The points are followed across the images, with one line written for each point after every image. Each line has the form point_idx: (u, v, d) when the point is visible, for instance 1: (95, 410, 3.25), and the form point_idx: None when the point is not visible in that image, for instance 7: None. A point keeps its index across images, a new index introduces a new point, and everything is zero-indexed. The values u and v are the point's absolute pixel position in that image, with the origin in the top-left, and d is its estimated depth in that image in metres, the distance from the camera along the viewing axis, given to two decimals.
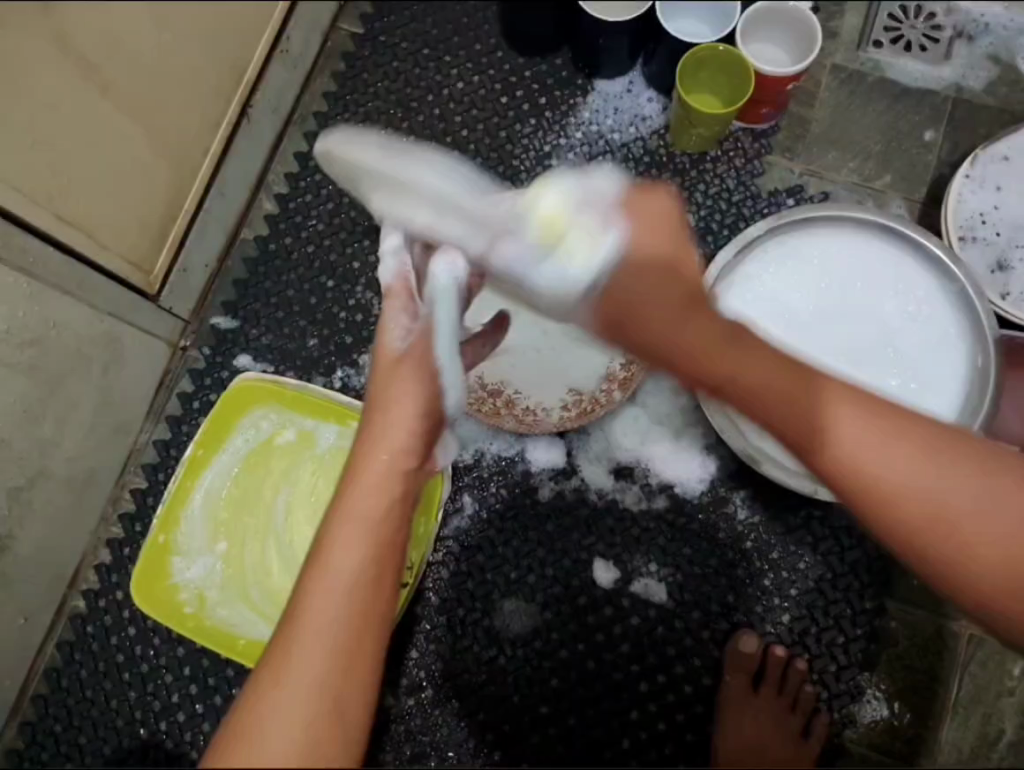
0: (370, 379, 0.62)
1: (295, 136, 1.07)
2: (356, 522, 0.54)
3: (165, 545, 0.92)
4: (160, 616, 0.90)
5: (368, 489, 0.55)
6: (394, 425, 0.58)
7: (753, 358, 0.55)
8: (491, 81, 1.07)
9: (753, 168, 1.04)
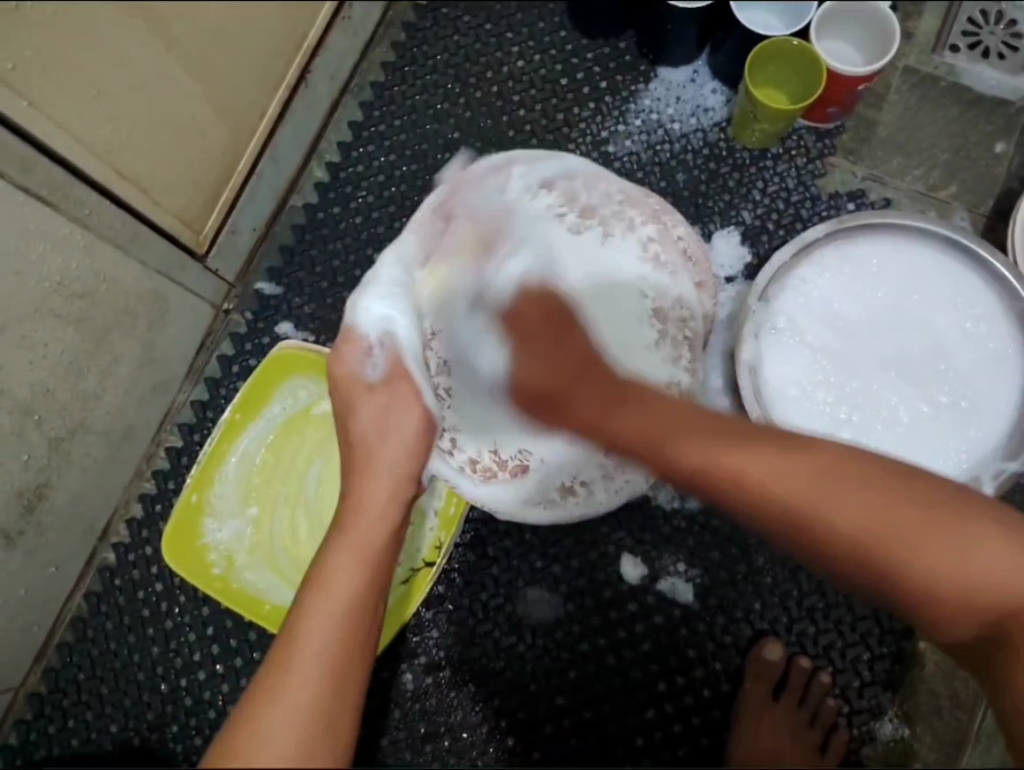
0: (350, 401, 0.75)
1: (350, 105, 1.05)
2: (358, 549, 0.63)
3: (198, 504, 0.93)
4: (190, 575, 0.90)
5: (365, 525, 0.65)
6: (385, 462, 0.71)
7: (635, 418, 0.67)
8: (552, 61, 1.05)
9: (816, 169, 1.02)
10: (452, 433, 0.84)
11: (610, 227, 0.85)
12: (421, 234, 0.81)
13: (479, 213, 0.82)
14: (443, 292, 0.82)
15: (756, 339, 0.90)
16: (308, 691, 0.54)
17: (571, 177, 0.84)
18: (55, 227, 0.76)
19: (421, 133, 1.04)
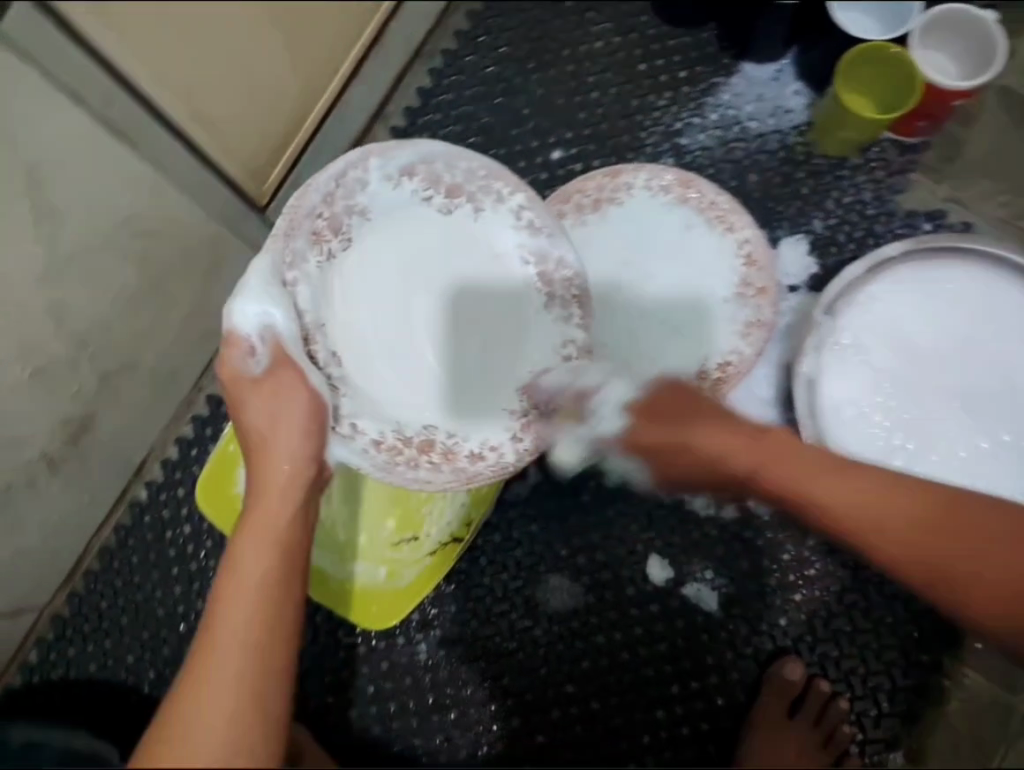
0: (237, 400, 0.70)
1: (423, 70, 1.04)
2: (265, 543, 0.61)
3: (235, 453, 0.93)
4: (219, 524, 0.93)
5: (267, 513, 0.64)
6: (286, 449, 0.68)
7: (775, 465, 0.71)
8: (632, 45, 1.03)
9: (894, 184, 0.98)
10: (351, 419, 0.78)
11: (478, 198, 0.82)
12: (283, 239, 0.75)
13: (348, 209, 0.78)
14: (321, 282, 0.78)
15: (817, 352, 0.88)
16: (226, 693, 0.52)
17: (430, 160, 0.80)
18: (128, 164, 0.76)
19: (492, 106, 1.03)
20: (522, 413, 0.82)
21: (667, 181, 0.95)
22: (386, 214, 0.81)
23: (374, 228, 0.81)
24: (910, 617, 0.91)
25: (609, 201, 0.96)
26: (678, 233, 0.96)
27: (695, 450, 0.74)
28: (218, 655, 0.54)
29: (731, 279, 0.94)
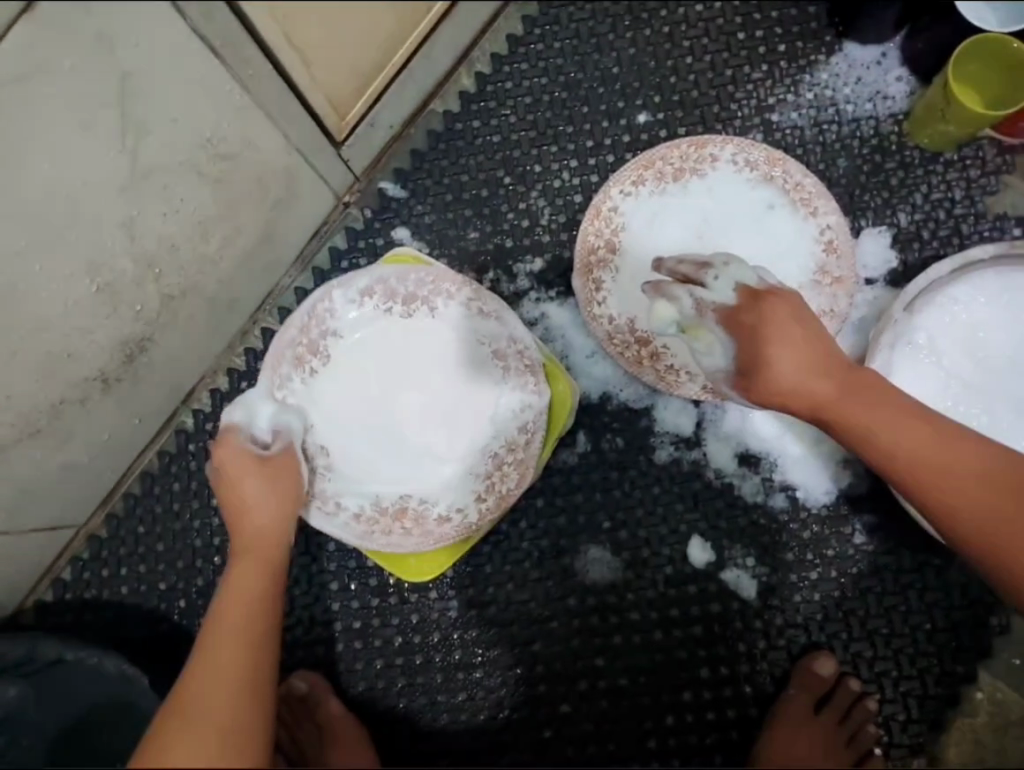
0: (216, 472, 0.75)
1: (514, 18, 1.01)
2: (248, 588, 0.69)
3: None
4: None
5: (254, 556, 0.73)
6: (264, 505, 0.76)
7: (859, 398, 0.70)
8: (733, 13, 0.99)
9: (987, 184, 0.95)
10: (336, 497, 0.90)
11: (433, 300, 0.92)
12: (271, 369, 0.89)
13: (322, 334, 0.91)
14: (307, 398, 0.91)
15: (892, 348, 0.86)
16: (227, 697, 0.57)
17: (386, 280, 0.91)
18: (219, 82, 0.71)
19: (580, 62, 1.00)
20: (484, 474, 0.91)
21: (754, 157, 0.93)
22: (354, 333, 0.92)
23: (348, 343, 0.92)
24: (949, 626, 0.90)
25: (693, 171, 0.94)
26: (756, 212, 0.93)
27: (788, 358, 0.69)
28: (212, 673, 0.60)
29: (805, 266, 0.91)
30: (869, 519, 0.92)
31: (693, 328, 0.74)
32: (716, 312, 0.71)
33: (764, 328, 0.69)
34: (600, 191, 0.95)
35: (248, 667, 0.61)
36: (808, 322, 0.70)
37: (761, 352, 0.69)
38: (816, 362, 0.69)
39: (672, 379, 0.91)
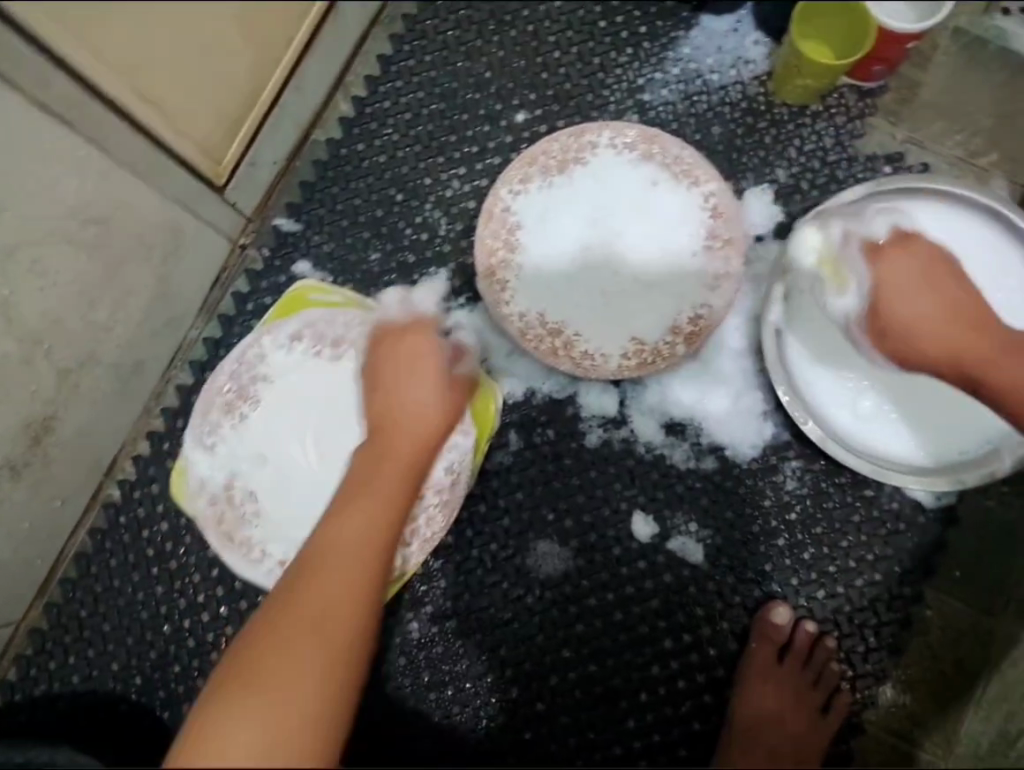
0: (382, 356, 0.79)
1: (380, 37, 1.01)
2: (373, 503, 0.71)
3: (183, 463, 0.92)
4: (185, 505, 0.92)
5: (390, 477, 0.73)
6: (412, 411, 0.76)
7: (979, 334, 0.80)
8: (592, 3, 1.01)
9: (854, 129, 0.98)
10: (262, 545, 0.90)
11: (361, 342, 0.93)
12: (201, 417, 0.93)
13: (252, 380, 0.93)
14: (236, 443, 0.92)
15: (785, 299, 0.90)
16: (338, 615, 0.62)
17: (314, 323, 0.93)
18: (71, 148, 0.74)
19: (451, 71, 1.01)
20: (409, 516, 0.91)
21: (631, 139, 0.96)
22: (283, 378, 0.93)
23: (281, 388, 0.93)
24: (890, 554, 0.94)
25: (576, 161, 0.96)
26: (649, 192, 0.95)
27: (919, 294, 0.80)
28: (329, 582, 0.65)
29: (695, 233, 0.94)
30: (798, 465, 0.95)
31: (831, 266, 0.83)
32: (858, 245, 0.82)
33: (905, 265, 0.80)
34: (491, 193, 0.97)
35: (355, 593, 0.64)
36: (937, 263, 0.82)
37: (894, 290, 0.79)
38: (946, 299, 0.80)
39: (590, 364, 0.93)
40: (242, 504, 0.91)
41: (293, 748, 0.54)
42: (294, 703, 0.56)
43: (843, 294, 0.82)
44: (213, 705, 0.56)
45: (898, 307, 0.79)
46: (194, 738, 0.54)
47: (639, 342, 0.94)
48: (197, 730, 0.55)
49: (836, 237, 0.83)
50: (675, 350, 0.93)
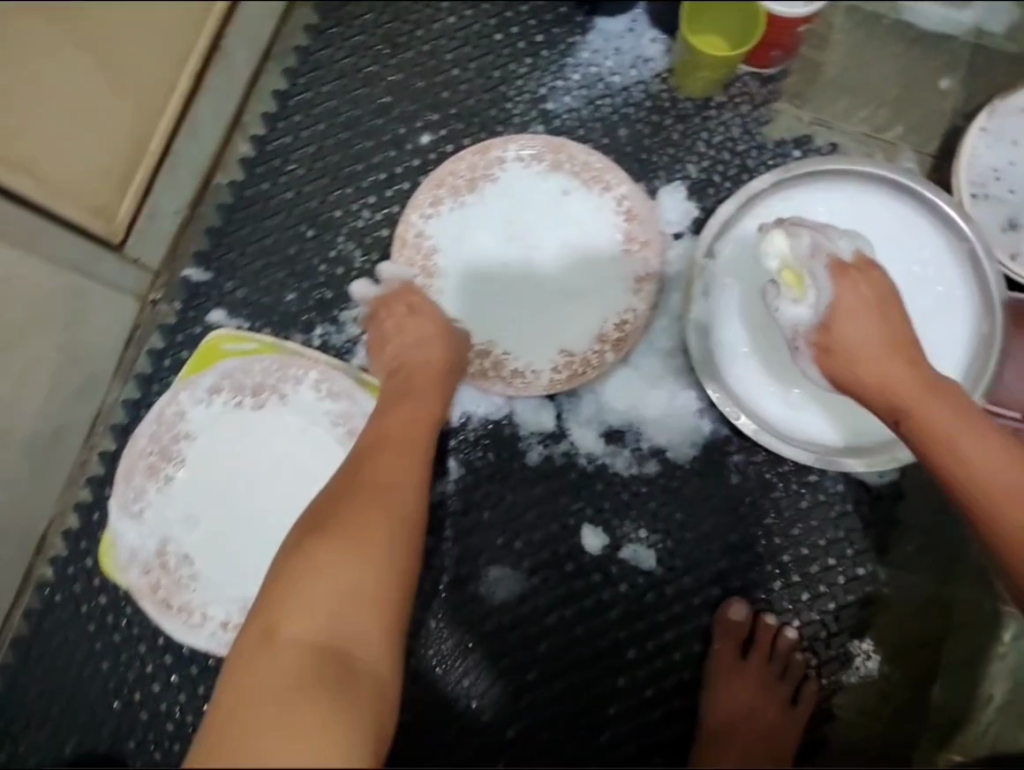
0: (387, 312, 0.84)
1: (273, 72, 0.99)
2: (413, 401, 0.75)
3: (110, 534, 0.92)
4: (117, 578, 0.92)
5: (429, 388, 0.78)
6: (431, 350, 0.81)
7: (934, 391, 0.69)
8: (485, 16, 0.99)
9: (760, 115, 0.97)
10: (202, 608, 0.91)
11: (282, 387, 0.93)
12: (125, 484, 0.92)
13: (174, 439, 0.92)
14: (165, 505, 0.92)
15: (705, 297, 0.89)
16: (400, 488, 0.66)
17: (231, 374, 0.93)
18: None
19: (350, 99, 0.98)
20: None
21: (538, 150, 0.94)
22: (206, 433, 0.92)
23: (206, 443, 0.92)
24: (841, 536, 0.93)
25: (485, 177, 0.94)
26: (558, 203, 0.94)
27: (867, 327, 0.71)
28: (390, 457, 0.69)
29: (608, 240, 0.93)
30: (740, 458, 0.94)
31: (793, 274, 0.75)
32: (829, 258, 0.73)
33: (862, 293, 0.72)
34: (403, 218, 0.95)
35: (412, 470, 0.69)
36: (896, 308, 0.73)
37: (842, 315, 0.71)
38: (894, 343, 0.70)
39: (521, 381, 0.93)
40: (178, 567, 0.91)
41: (373, 603, 0.59)
42: (372, 558, 0.60)
43: (799, 310, 0.74)
44: (297, 563, 0.60)
45: (860, 357, 0.70)
46: (284, 588, 0.58)
47: (569, 353, 0.93)
48: (285, 582, 0.59)
49: (810, 241, 0.74)
50: (604, 358, 0.92)
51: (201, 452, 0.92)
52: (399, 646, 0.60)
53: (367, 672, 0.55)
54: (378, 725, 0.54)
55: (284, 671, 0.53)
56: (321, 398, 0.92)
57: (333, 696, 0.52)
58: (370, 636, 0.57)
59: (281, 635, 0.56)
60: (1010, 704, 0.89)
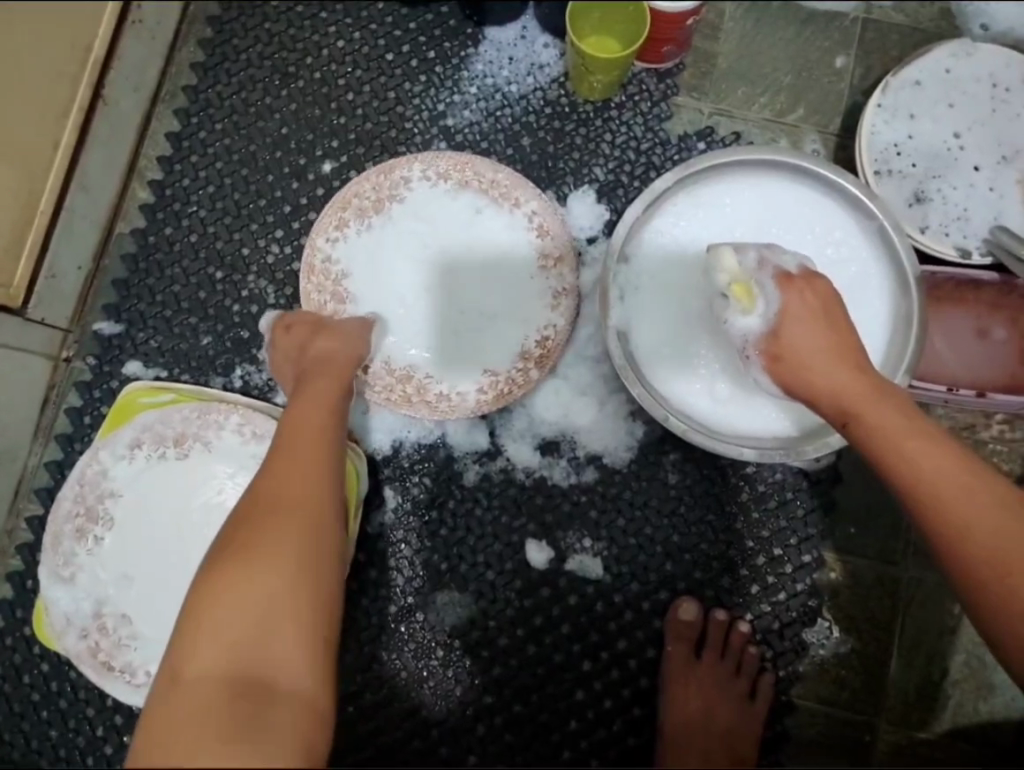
0: (292, 321, 0.82)
1: (165, 114, 0.98)
2: (316, 391, 0.73)
3: (40, 602, 0.88)
4: (56, 647, 0.87)
5: (332, 376, 0.76)
6: (333, 342, 0.80)
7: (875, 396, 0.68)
8: (374, 36, 0.98)
9: (661, 112, 0.97)
10: (145, 667, 0.87)
11: (205, 433, 0.89)
12: (52, 550, 0.88)
13: (99, 498, 0.89)
14: (96, 566, 0.88)
15: (622, 301, 0.89)
16: (305, 487, 0.63)
17: (151, 425, 0.89)
18: None
19: (246, 134, 0.97)
20: None
21: (443, 167, 0.93)
22: (131, 489, 0.89)
23: (132, 499, 0.89)
24: (785, 525, 0.93)
25: (392, 198, 0.93)
26: (472, 224, 0.93)
27: (805, 331, 0.71)
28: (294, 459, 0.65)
29: (519, 258, 0.92)
30: (676, 457, 0.94)
31: (742, 285, 0.75)
32: (775, 270, 0.73)
33: (809, 303, 0.72)
34: (309, 245, 0.93)
35: (317, 459, 0.66)
36: (839, 311, 0.72)
37: (786, 323, 0.71)
38: (830, 347, 0.70)
39: (446, 407, 0.91)
40: (116, 629, 0.87)
41: (288, 615, 0.55)
42: (281, 559, 0.57)
43: (747, 318, 0.74)
44: (204, 589, 0.56)
45: (807, 364, 0.70)
46: (193, 620, 0.55)
47: (493, 373, 0.92)
48: (194, 613, 0.55)
49: (760, 255, 0.75)
50: (528, 376, 0.91)
51: (129, 508, 0.89)
52: (327, 658, 0.56)
53: (286, 696, 0.52)
54: (308, 745, 0.50)
55: (197, 706, 0.50)
56: (246, 440, 0.89)
57: (248, 725, 0.48)
58: (288, 652, 0.54)
59: (191, 671, 0.52)
60: (965, 676, 0.91)
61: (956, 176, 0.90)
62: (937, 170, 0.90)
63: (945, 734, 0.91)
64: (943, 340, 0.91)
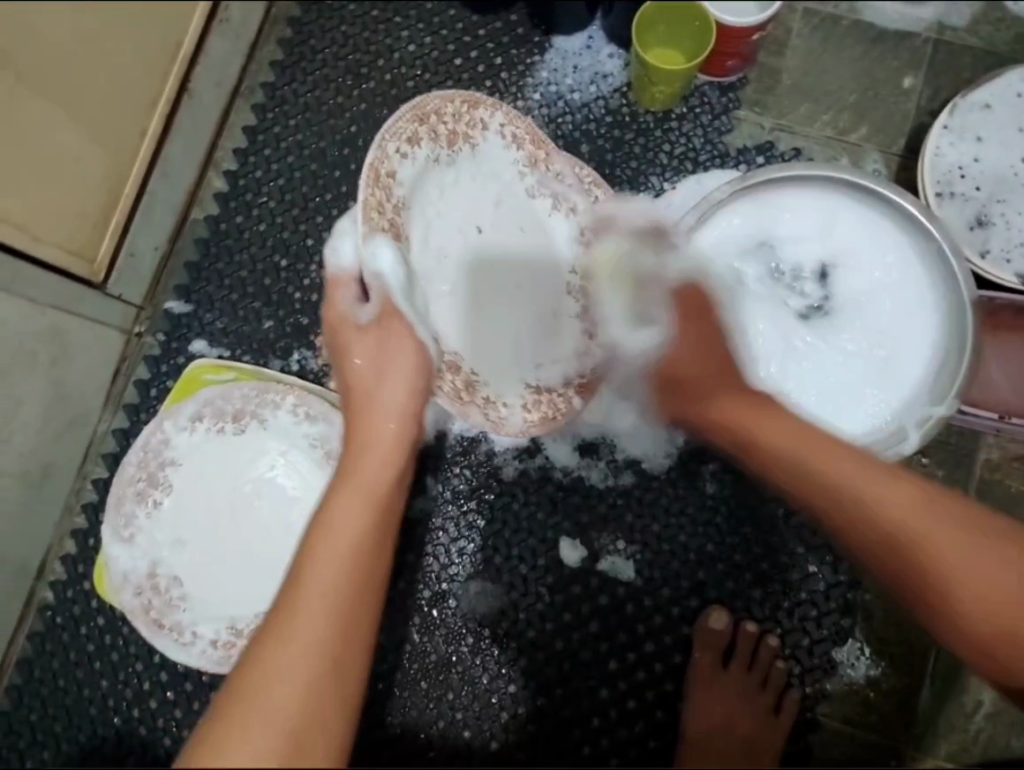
0: (335, 332, 0.73)
1: (244, 109, 1.03)
2: (359, 499, 0.60)
3: (101, 560, 0.93)
4: (113, 601, 0.93)
5: (371, 476, 0.62)
6: (387, 402, 0.69)
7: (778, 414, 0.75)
8: (445, 42, 1.01)
9: (721, 125, 0.98)
10: (192, 627, 0.92)
11: (262, 412, 0.94)
12: (115, 510, 0.93)
13: (161, 466, 0.94)
14: (155, 530, 0.93)
15: None
16: (319, 662, 0.50)
17: (212, 401, 0.94)
18: None
19: (318, 131, 1.02)
20: None
21: (521, 132, 0.88)
22: (192, 459, 0.94)
23: (191, 468, 0.94)
24: (822, 543, 0.93)
25: (466, 136, 0.84)
26: (540, 215, 0.90)
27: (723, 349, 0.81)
28: (298, 629, 0.51)
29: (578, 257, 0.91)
30: (715, 467, 0.95)
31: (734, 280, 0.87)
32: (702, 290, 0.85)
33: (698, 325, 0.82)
34: (375, 145, 0.74)
35: (346, 616, 0.53)
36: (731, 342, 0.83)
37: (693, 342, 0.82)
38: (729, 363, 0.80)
39: (496, 418, 0.89)
40: (168, 592, 0.92)
41: None
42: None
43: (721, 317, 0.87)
44: None
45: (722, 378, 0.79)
46: None
47: (537, 389, 0.91)
48: None
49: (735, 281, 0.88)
50: (572, 401, 0.92)
51: (187, 477, 0.94)
52: None
53: None
54: None
55: None
56: (299, 421, 0.93)
57: None
58: None
59: None
60: (999, 710, 0.90)
61: (1021, 202, 0.89)
62: (1001, 195, 0.89)
63: (974, 766, 0.89)
64: (998, 369, 0.91)
